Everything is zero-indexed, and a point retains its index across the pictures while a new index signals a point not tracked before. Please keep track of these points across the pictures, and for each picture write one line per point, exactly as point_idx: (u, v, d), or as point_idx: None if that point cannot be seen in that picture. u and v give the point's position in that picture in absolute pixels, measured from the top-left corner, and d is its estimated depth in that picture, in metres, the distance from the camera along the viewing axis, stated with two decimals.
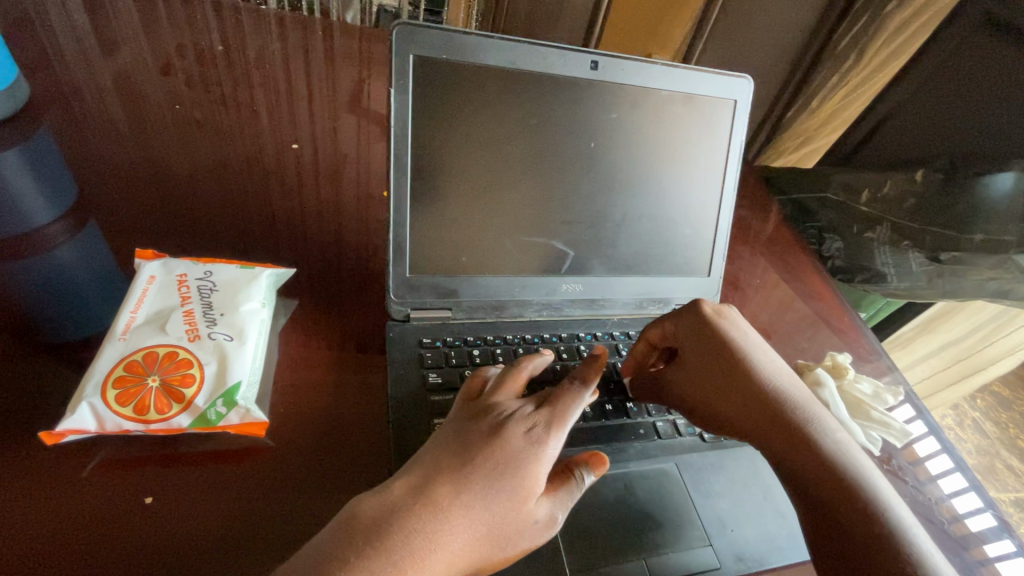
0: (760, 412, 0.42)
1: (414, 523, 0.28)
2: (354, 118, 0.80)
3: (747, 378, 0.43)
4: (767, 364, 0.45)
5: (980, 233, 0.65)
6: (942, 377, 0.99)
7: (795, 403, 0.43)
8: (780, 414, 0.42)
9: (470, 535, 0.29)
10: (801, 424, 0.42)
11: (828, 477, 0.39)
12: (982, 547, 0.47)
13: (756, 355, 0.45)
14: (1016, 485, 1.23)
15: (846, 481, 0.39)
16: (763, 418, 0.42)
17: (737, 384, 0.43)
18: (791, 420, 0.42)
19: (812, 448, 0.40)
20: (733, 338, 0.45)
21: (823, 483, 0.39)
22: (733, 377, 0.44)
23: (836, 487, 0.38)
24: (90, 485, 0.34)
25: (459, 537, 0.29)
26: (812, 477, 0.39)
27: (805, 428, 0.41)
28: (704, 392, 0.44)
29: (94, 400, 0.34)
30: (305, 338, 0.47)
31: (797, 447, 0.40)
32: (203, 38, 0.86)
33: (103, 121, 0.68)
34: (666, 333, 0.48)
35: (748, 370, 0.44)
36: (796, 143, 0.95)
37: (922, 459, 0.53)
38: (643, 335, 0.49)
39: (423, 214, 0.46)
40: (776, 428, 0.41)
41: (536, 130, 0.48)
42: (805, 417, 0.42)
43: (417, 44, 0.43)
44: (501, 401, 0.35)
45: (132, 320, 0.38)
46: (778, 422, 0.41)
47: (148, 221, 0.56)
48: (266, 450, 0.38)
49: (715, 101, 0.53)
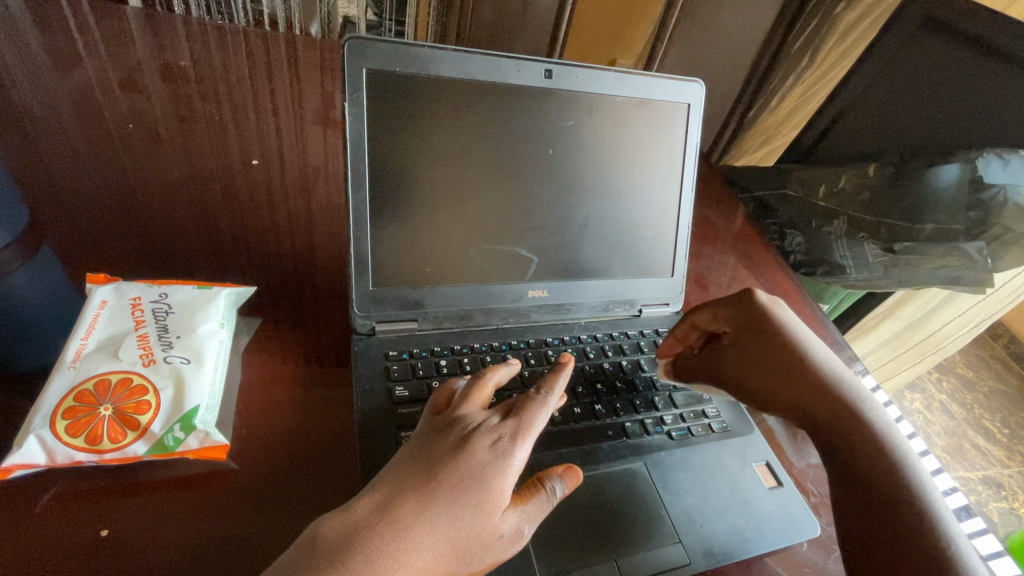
0: (796, 389, 0.46)
1: (375, 542, 0.28)
2: (319, 130, 0.80)
3: (788, 356, 0.48)
4: (815, 351, 0.49)
5: (931, 224, 0.68)
6: (907, 357, 1.02)
7: (841, 385, 0.46)
8: (825, 393, 0.45)
9: (435, 552, 0.29)
10: (845, 399, 0.45)
11: (870, 451, 0.42)
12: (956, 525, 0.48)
13: (804, 342, 0.49)
14: (983, 463, 1.29)
15: (890, 458, 0.41)
16: (800, 393, 0.46)
17: (798, 367, 0.47)
18: (835, 398, 0.45)
19: (853, 424, 0.43)
20: (782, 323, 0.50)
21: (862, 453, 0.42)
22: (775, 360, 0.48)
23: (875, 462, 0.41)
24: (42, 521, 0.33)
25: (423, 553, 0.29)
26: (851, 448, 0.43)
27: (850, 402, 0.45)
28: (745, 376, 0.49)
29: (43, 433, 0.33)
30: (267, 357, 0.46)
31: (845, 428, 0.43)
32: (162, 54, 0.85)
33: (55, 142, 0.66)
34: (716, 317, 0.51)
35: (793, 352, 0.48)
36: (757, 142, 1.01)
37: None
38: (688, 317, 0.52)
39: (385, 225, 0.46)
40: (823, 406, 0.45)
41: (495, 140, 0.48)
42: (850, 394, 0.45)
43: (368, 57, 0.43)
44: (467, 413, 0.35)
45: (83, 348, 0.37)
46: (826, 398, 0.45)
47: (101, 243, 0.54)
48: (228, 474, 0.37)
49: (669, 105, 0.54)
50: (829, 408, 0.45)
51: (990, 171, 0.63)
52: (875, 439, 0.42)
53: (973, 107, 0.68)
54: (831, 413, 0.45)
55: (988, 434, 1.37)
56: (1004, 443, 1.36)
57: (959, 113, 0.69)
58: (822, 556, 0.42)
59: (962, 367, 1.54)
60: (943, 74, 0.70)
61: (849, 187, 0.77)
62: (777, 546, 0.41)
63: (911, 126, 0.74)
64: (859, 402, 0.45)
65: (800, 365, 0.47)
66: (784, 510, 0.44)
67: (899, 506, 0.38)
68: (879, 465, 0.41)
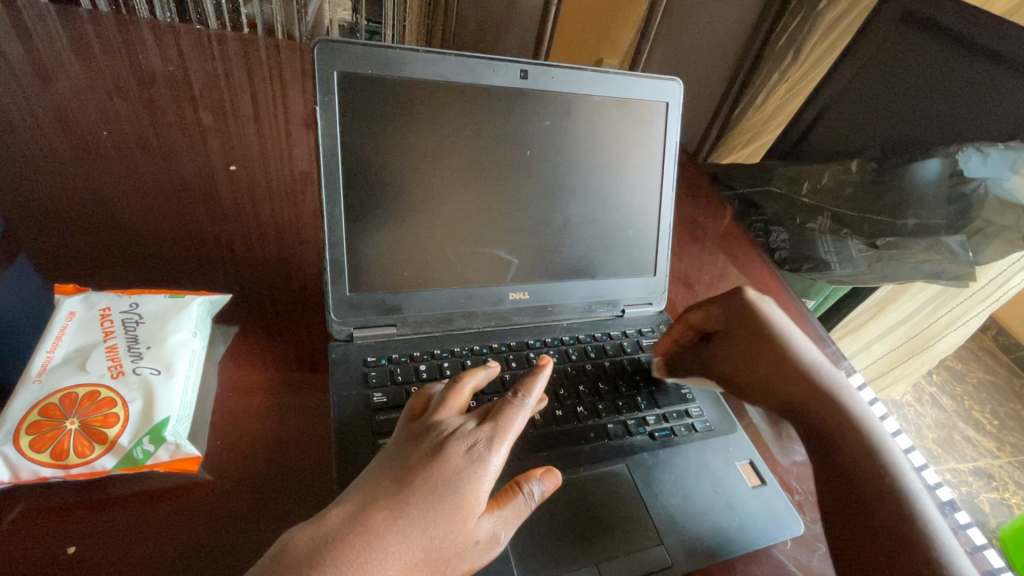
0: (785, 380, 0.48)
1: (344, 554, 0.27)
2: (301, 133, 0.80)
3: (777, 350, 0.50)
4: (800, 343, 0.51)
5: (913, 219, 0.69)
6: (897, 353, 1.03)
7: (823, 376, 0.48)
8: (807, 382, 0.47)
9: (406, 562, 0.28)
10: (828, 390, 0.47)
11: (850, 436, 0.43)
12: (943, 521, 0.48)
13: (790, 335, 0.51)
14: (973, 455, 1.30)
15: (868, 444, 0.42)
16: (787, 384, 0.48)
17: (781, 358, 0.49)
18: (816, 388, 0.47)
19: (838, 416, 0.45)
20: (770, 319, 0.52)
21: (840, 441, 0.43)
22: (766, 353, 0.50)
23: (852, 446, 0.42)
24: (6, 540, 0.32)
25: (394, 564, 0.28)
26: (831, 435, 0.44)
27: (831, 392, 0.46)
28: (740, 371, 0.51)
29: (6, 449, 0.32)
30: (243, 364, 0.45)
31: (831, 419, 0.45)
32: (142, 59, 0.84)
33: (28, 148, 0.65)
34: (709, 316, 0.52)
35: (781, 345, 0.50)
36: (745, 140, 1.00)
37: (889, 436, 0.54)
38: (684, 317, 0.53)
39: (361, 230, 0.46)
40: (809, 399, 0.46)
41: (471, 141, 0.48)
42: (831, 386, 0.47)
43: (338, 59, 0.42)
44: (442, 419, 0.35)
45: (49, 360, 0.36)
46: (808, 390, 0.47)
47: (72, 252, 0.53)
48: (201, 485, 0.37)
49: (648, 104, 0.54)
50: (815, 403, 0.46)
51: (971, 166, 0.63)
52: (857, 428, 0.44)
53: (951, 104, 0.68)
54: (809, 401, 0.46)
55: (978, 426, 1.38)
56: (993, 434, 1.37)
57: (937, 110, 0.70)
58: (806, 553, 0.42)
59: (952, 359, 1.54)
60: (922, 69, 0.71)
61: (832, 182, 0.77)
62: (761, 544, 0.41)
63: (890, 122, 0.75)
64: (839, 394, 0.46)
65: (787, 362, 0.49)
66: (767, 508, 0.44)
67: (874, 497, 0.39)
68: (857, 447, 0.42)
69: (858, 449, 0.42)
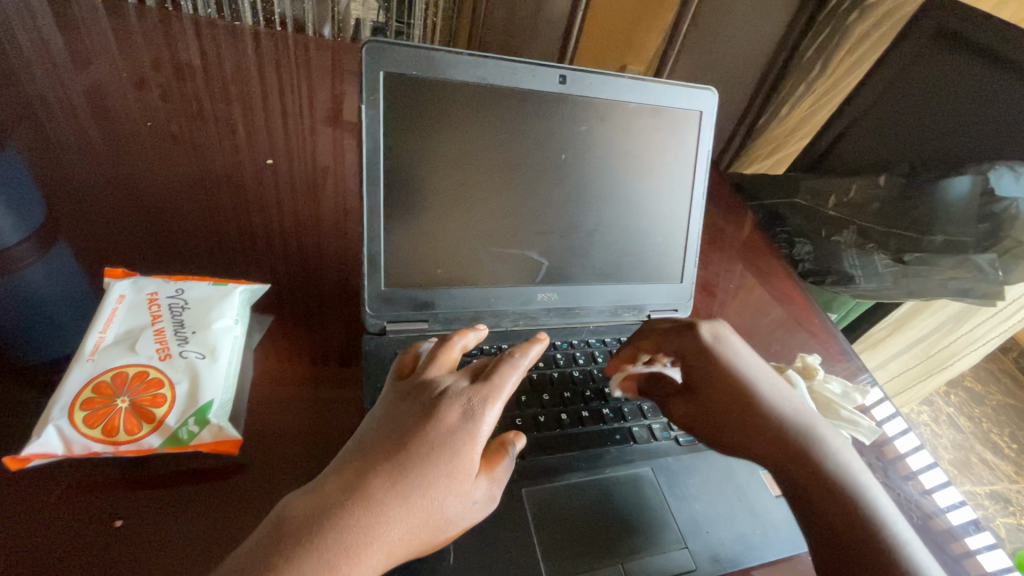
0: (760, 436, 0.41)
1: (348, 520, 0.28)
2: (331, 130, 0.81)
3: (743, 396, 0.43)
4: (765, 381, 0.44)
5: (941, 235, 0.67)
6: (914, 371, 1.03)
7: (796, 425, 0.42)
8: (782, 436, 0.41)
9: (407, 526, 0.29)
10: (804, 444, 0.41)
11: (840, 506, 0.38)
12: (963, 541, 0.48)
13: (753, 373, 0.44)
14: (990, 478, 1.28)
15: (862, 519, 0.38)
16: (759, 438, 0.41)
17: (749, 405, 0.42)
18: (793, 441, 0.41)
19: (822, 477, 0.39)
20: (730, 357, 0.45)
21: (832, 516, 0.38)
22: (733, 402, 0.43)
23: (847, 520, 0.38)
24: (58, 510, 0.34)
25: (396, 528, 0.29)
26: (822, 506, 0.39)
27: (810, 448, 0.41)
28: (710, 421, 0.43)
29: (62, 423, 0.33)
30: (279, 354, 0.47)
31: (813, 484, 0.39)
32: (180, 53, 0.86)
33: (72, 137, 0.67)
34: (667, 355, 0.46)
35: (747, 388, 0.43)
36: (766, 151, 1.01)
37: (904, 455, 0.55)
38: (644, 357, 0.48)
39: (397, 227, 0.47)
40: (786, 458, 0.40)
41: (508, 143, 0.49)
42: (807, 438, 0.41)
43: (385, 60, 0.43)
44: (436, 377, 0.36)
45: (101, 340, 0.37)
46: (784, 445, 0.41)
47: (116, 239, 0.55)
48: (240, 469, 0.38)
49: (683, 113, 0.55)
50: (792, 464, 0.40)
51: (1003, 183, 0.62)
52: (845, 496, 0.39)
53: (985, 122, 0.67)
54: (790, 461, 0.40)
55: (997, 449, 1.36)
56: (1012, 459, 1.35)
57: (970, 127, 0.69)
58: None
59: (971, 380, 1.52)
60: (957, 85, 0.70)
61: (859, 197, 0.77)
62: (783, 553, 0.41)
63: (922, 137, 0.74)
64: (818, 450, 0.41)
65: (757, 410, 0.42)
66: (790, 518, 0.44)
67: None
68: (833, 496, 0.39)
69: (848, 513, 0.38)
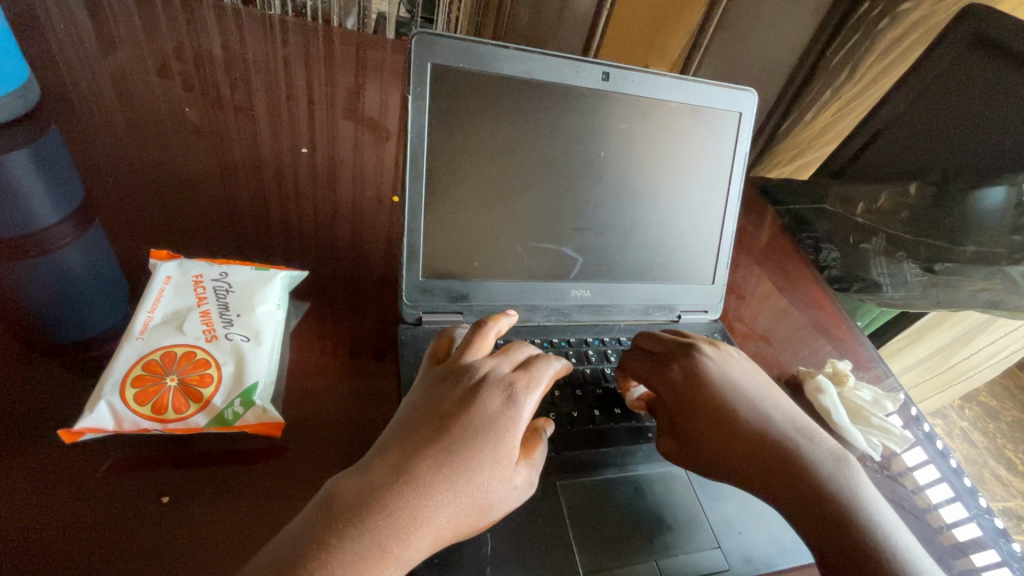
0: (750, 457, 0.41)
1: (397, 501, 0.28)
2: (358, 121, 0.82)
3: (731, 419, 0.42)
4: (755, 398, 0.44)
5: (972, 245, 0.67)
6: (935, 381, 1.02)
7: (790, 440, 0.42)
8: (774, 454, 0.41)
9: (455, 509, 0.30)
10: (797, 461, 0.40)
11: (837, 524, 0.38)
12: (970, 557, 0.48)
13: (742, 391, 0.44)
14: (1004, 494, 1.27)
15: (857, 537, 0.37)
16: (751, 458, 0.41)
17: (737, 427, 0.42)
18: (787, 460, 0.40)
19: (817, 493, 0.39)
20: (716, 378, 0.44)
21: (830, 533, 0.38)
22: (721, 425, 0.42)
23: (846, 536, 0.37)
24: (108, 484, 0.34)
25: (444, 511, 0.29)
26: (818, 522, 0.38)
27: (804, 464, 0.40)
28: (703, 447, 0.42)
29: (113, 399, 0.34)
30: (316, 340, 0.47)
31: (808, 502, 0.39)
32: (212, 40, 0.87)
33: (111, 121, 0.68)
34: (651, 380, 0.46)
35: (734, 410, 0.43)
36: (790, 154, 0.99)
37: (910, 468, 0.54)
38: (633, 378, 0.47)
39: (436, 219, 0.47)
40: (779, 477, 0.40)
41: (548, 139, 0.49)
42: (800, 455, 0.41)
43: (433, 52, 0.44)
44: (475, 363, 0.36)
45: (150, 320, 0.38)
46: (778, 465, 0.40)
47: (155, 222, 0.56)
48: (283, 452, 0.38)
49: (722, 113, 0.54)
50: (786, 482, 0.40)
51: None
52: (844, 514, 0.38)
53: None
54: (784, 481, 0.40)
55: (1011, 465, 1.35)
56: None
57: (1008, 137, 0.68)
58: None
59: (986, 395, 1.51)
60: (995, 94, 0.69)
61: (889, 204, 0.76)
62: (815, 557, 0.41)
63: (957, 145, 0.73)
64: (812, 465, 0.40)
65: (749, 430, 0.42)
66: None
67: None
68: (829, 511, 0.38)
69: (846, 530, 0.38)
